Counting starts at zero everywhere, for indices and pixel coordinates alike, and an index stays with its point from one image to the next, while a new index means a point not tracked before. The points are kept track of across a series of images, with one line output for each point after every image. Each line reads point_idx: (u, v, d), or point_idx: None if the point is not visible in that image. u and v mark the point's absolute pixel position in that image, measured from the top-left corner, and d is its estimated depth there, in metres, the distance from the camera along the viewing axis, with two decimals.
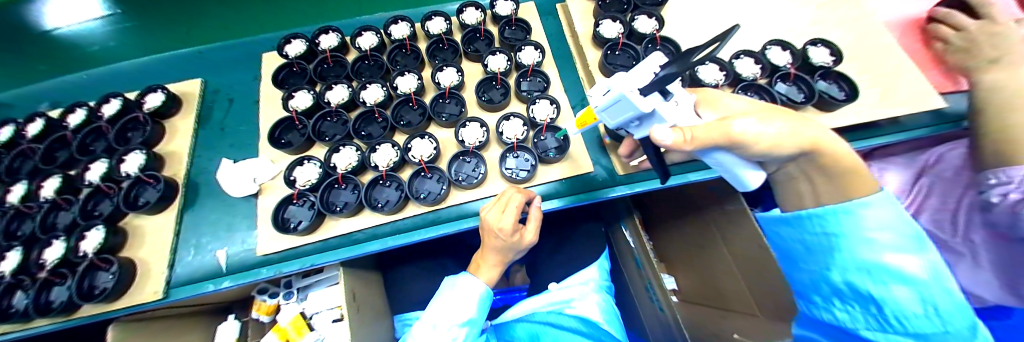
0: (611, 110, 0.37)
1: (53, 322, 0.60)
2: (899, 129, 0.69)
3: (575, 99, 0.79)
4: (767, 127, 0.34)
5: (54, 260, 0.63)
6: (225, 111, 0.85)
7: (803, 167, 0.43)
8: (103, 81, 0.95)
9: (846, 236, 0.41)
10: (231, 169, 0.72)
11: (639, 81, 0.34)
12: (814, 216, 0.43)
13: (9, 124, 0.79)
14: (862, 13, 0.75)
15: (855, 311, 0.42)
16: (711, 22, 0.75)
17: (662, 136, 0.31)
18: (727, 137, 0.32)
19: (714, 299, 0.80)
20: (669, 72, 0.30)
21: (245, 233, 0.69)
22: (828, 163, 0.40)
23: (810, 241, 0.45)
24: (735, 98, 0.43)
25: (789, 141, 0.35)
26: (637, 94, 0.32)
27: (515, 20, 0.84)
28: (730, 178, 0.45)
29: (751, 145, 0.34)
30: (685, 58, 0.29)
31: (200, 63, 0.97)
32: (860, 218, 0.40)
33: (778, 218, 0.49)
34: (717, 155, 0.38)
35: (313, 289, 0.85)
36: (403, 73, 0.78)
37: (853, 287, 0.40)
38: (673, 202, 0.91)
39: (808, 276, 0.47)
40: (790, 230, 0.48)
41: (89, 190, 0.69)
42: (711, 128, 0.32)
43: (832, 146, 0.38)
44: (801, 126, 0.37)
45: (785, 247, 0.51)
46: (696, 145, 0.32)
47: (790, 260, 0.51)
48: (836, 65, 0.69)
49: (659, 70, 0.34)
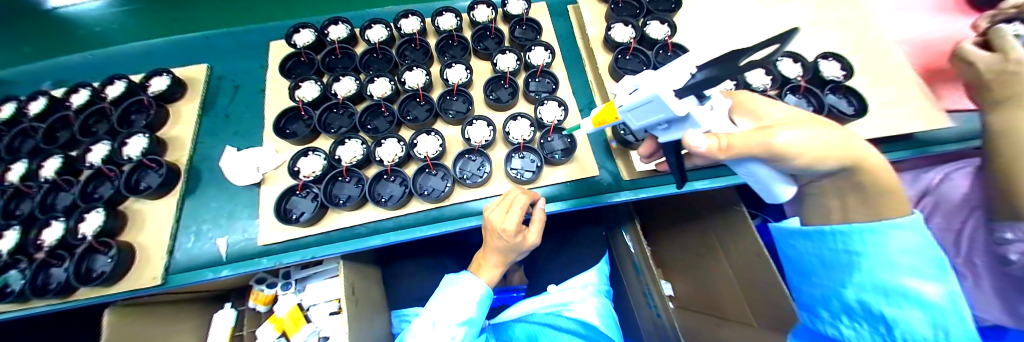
0: (638, 110, 0.37)
1: (49, 304, 0.59)
2: (909, 146, 0.68)
3: (583, 101, 0.79)
4: (807, 140, 0.34)
5: (53, 241, 0.63)
6: (230, 98, 0.84)
7: (839, 183, 0.42)
8: (94, 58, 0.90)
9: (868, 255, 0.41)
10: (234, 157, 0.70)
11: (676, 82, 0.33)
12: (839, 233, 0.43)
13: (9, 102, 0.79)
14: (863, 15, 0.75)
15: (862, 329, 0.42)
16: (725, 31, 0.74)
17: (697, 142, 0.30)
18: (767, 147, 0.33)
19: (709, 305, 0.80)
20: (707, 76, 0.30)
21: (245, 222, 0.69)
22: (863, 180, 0.39)
23: (828, 256, 0.45)
24: (773, 104, 0.43)
25: (827, 153, 0.35)
26: (671, 96, 0.32)
27: (526, 19, 0.83)
28: (760, 190, 0.45)
29: (794, 158, 0.34)
30: (729, 62, 0.28)
31: (196, 48, 0.91)
32: (887, 239, 0.39)
33: (797, 232, 0.49)
34: (753, 167, 0.38)
35: (311, 281, 0.84)
36: (410, 68, 0.77)
37: (867, 306, 0.40)
38: (670, 207, 0.94)
39: (819, 290, 0.47)
40: (809, 244, 0.47)
41: (91, 172, 0.69)
42: (751, 137, 0.32)
43: (874, 164, 0.38)
44: (841, 138, 0.36)
45: (800, 261, 0.50)
46: (731, 153, 0.32)
47: (802, 273, 0.50)
48: (847, 80, 0.68)
49: (696, 72, 0.33)
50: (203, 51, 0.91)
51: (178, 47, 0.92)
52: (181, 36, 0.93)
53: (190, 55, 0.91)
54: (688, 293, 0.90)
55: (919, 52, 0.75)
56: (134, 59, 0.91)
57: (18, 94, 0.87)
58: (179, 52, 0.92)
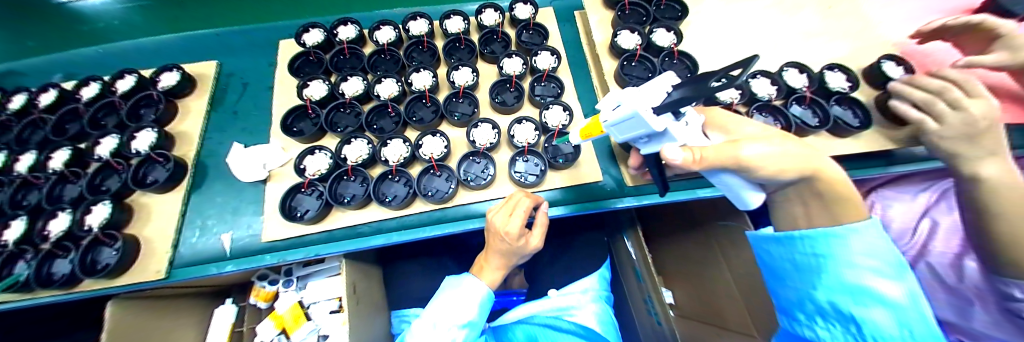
0: (622, 126, 0.38)
1: (54, 295, 0.59)
2: (917, 158, 0.68)
3: (587, 107, 0.81)
4: (773, 153, 0.34)
5: (59, 232, 0.63)
6: (239, 94, 0.85)
7: (799, 190, 0.42)
8: (107, 55, 0.91)
9: (835, 257, 0.38)
10: (241, 153, 0.71)
11: (654, 100, 0.33)
12: (807, 237, 0.40)
13: (21, 93, 0.80)
14: (868, 27, 0.76)
15: (836, 331, 0.38)
16: (731, 41, 0.75)
17: (671, 154, 0.33)
18: (735, 160, 0.33)
19: (710, 315, 0.79)
20: (681, 96, 0.29)
21: (250, 218, 0.69)
22: (824, 189, 0.39)
23: (798, 261, 0.42)
24: (748, 122, 0.43)
25: (791, 166, 0.35)
26: (651, 114, 0.32)
27: (534, 24, 0.84)
28: (732, 196, 0.45)
29: (758, 170, 0.35)
30: (701, 83, 0.28)
31: (205, 45, 0.92)
32: (848, 242, 0.38)
33: (768, 236, 0.45)
34: (725, 177, 0.39)
35: (313, 279, 0.85)
36: (417, 70, 0.78)
37: (837, 307, 0.37)
38: (673, 215, 0.94)
39: (793, 292, 0.43)
40: (779, 249, 0.44)
41: (98, 164, 0.69)
42: (723, 150, 0.34)
43: (832, 176, 0.38)
44: (801, 151, 0.37)
45: (772, 267, 0.46)
46: (703, 165, 0.34)
47: (775, 278, 0.46)
48: (852, 91, 0.68)
49: (672, 90, 0.32)
50: (213, 48, 0.91)
51: (188, 43, 0.93)
52: (192, 32, 0.93)
53: (199, 51, 0.92)
54: (688, 301, 0.89)
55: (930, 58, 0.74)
56: (146, 54, 0.92)
57: (27, 86, 0.88)
58: (189, 48, 0.93)
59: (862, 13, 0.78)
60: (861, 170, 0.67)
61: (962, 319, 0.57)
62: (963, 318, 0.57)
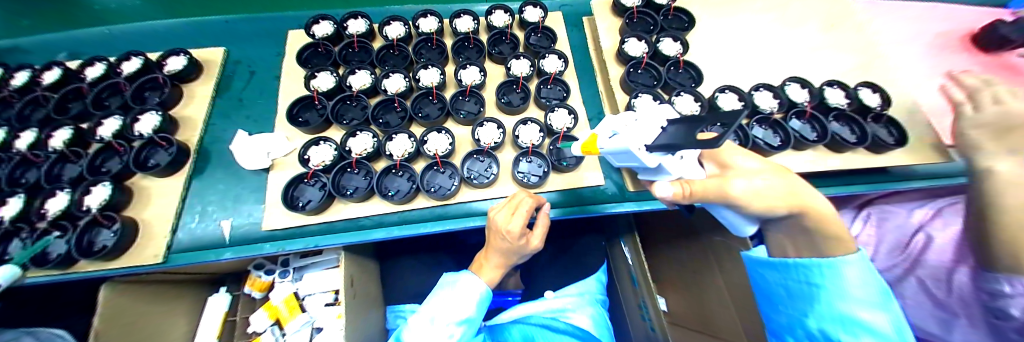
0: (619, 154, 0.38)
1: (47, 275, 0.58)
2: (910, 177, 0.69)
3: (592, 111, 0.82)
4: (760, 190, 0.35)
5: (55, 211, 0.63)
6: (246, 82, 0.85)
7: (789, 223, 0.42)
8: (111, 35, 0.91)
9: (827, 287, 0.38)
10: (245, 141, 0.71)
11: (647, 137, 0.33)
12: (801, 266, 0.40)
13: (25, 69, 0.79)
14: (869, 47, 0.78)
15: None
16: (736, 54, 0.77)
17: (661, 190, 0.34)
18: (723, 195, 0.34)
19: (703, 324, 0.80)
20: (672, 139, 0.29)
21: (251, 206, 0.69)
22: (810, 224, 0.39)
23: (791, 287, 0.43)
24: (745, 156, 0.40)
25: (778, 202, 0.36)
26: (642, 151, 0.33)
27: (542, 27, 0.85)
28: (727, 223, 0.44)
29: (745, 205, 0.36)
30: (689, 128, 0.27)
31: (212, 31, 0.92)
32: (844, 273, 0.37)
33: (763, 261, 0.46)
34: (720, 210, 0.40)
35: (308, 271, 0.84)
36: (425, 67, 0.78)
37: (826, 335, 0.38)
38: (670, 224, 0.95)
39: (786, 317, 0.45)
40: (774, 275, 0.44)
41: (100, 145, 0.69)
42: (712, 186, 0.34)
43: (825, 212, 0.38)
44: (790, 191, 0.37)
45: (766, 290, 0.47)
46: (694, 199, 0.35)
47: (768, 301, 0.47)
48: (851, 109, 0.70)
49: (666, 126, 0.33)
50: (220, 34, 0.91)
51: (196, 29, 0.93)
52: (200, 19, 0.93)
53: (206, 37, 0.92)
54: (681, 309, 0.90)
55: (931, 78, 0.76)
56: (152, 37, 0.92)
57: (32, 63, 0.87)
58: (195, 33, 0.92)
59: (865, 32, 0.79)
60: (855, 186, 0.69)
61: (943, 330, 0.59)
62: (944, 331, 0.59)
